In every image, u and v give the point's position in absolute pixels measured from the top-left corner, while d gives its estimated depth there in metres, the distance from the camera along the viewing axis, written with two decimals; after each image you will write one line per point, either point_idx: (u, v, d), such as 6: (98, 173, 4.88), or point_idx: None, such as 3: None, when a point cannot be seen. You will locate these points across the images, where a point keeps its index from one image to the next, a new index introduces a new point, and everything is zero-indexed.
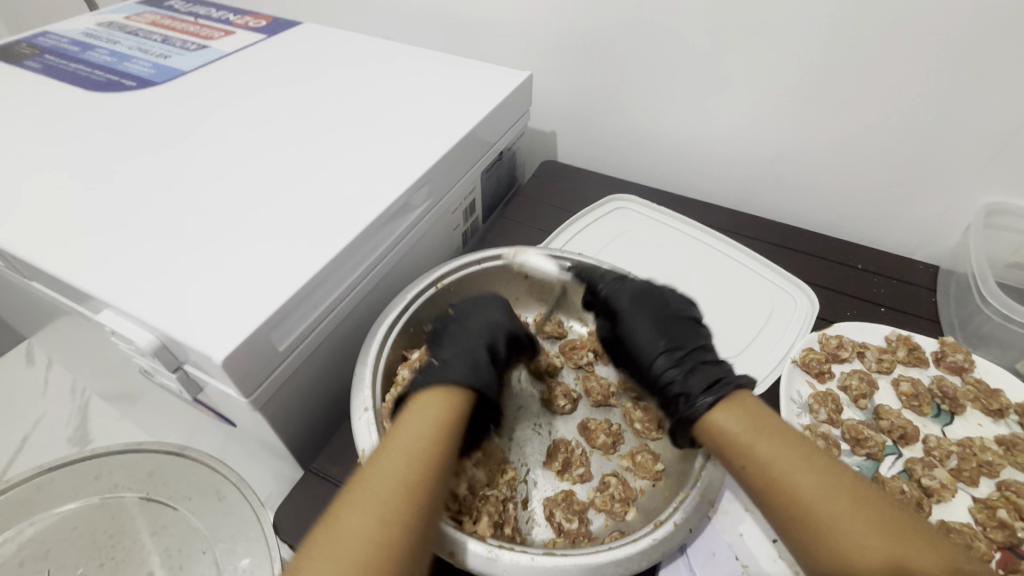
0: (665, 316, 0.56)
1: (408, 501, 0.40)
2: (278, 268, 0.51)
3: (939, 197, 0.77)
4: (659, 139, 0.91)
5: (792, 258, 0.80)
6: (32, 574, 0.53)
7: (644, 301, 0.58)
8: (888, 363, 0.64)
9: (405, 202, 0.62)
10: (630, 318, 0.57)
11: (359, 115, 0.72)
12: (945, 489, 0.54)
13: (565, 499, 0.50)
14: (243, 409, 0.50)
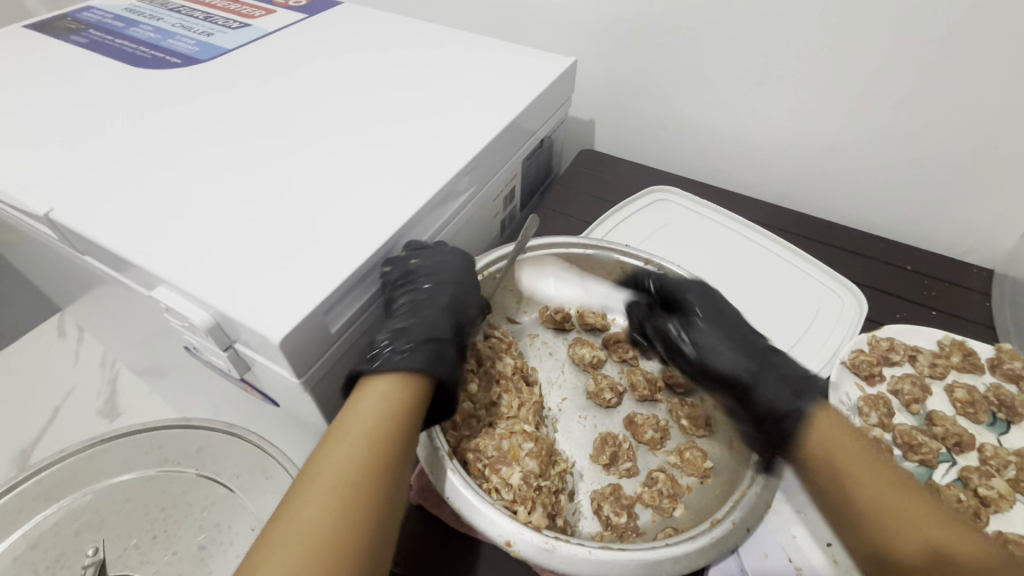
0: (733, 325, 0.56)
1: (360, 485, 0.41)
2: (329, 250, 0.51)
3: (998, 198, 0.74)
4: (702, 131, 0.89)
5: (838, 256, 0.78)
6: (87, 542, 0.54)
7: (722, 306, 0.57)
8: (942, 368, 0.62)
9: (452, 188, 0.61)
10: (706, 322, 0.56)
11: (404, 98, 0.71)
12: (1004, 500, 0.52)
13: (613, 493, 0.49)
14: (293, 389, 0.50)
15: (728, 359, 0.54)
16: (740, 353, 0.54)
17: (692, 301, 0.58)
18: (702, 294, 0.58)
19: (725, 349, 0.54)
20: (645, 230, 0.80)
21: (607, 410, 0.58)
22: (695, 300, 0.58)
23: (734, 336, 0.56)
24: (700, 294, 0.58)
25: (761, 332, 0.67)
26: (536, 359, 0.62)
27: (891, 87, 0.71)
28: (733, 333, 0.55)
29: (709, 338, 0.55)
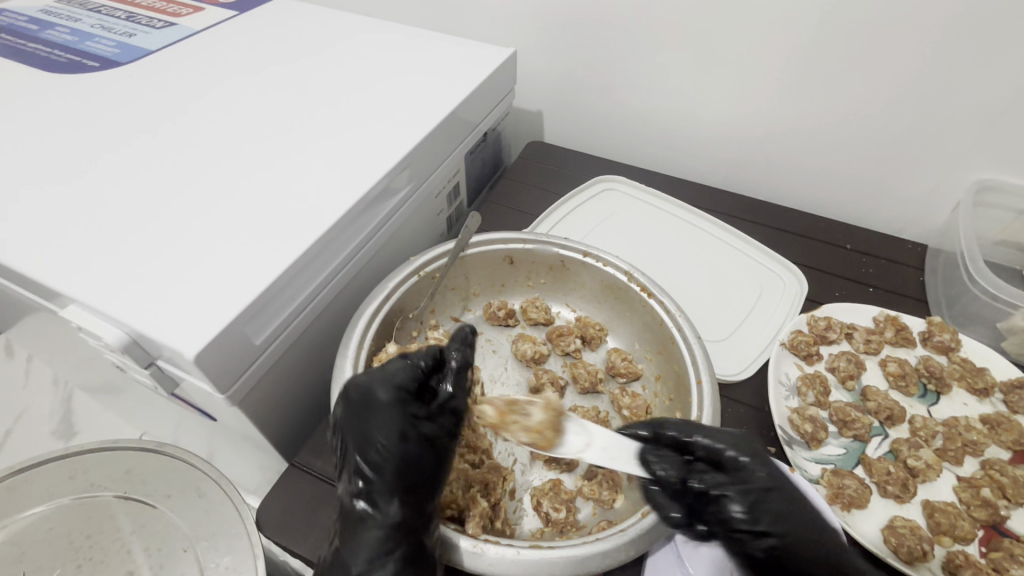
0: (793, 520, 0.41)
1: None
2: (248, 259, 0.49)
3: (927, 176, 0.76)
4: (647, 120, 0.89)
5: (779, 238, 0.79)
6: None
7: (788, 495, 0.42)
8: (876, 344, 0.64)
9: (385, 187, 0.60)
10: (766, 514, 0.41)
11: (335, 95, 0.68)
12: (930, 469, 0.54)
13: (553, 489, 0.49)
14: (220, 404, 0.49)
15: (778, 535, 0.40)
16: (784, 518, 0.41)
17: (736, 457, 0.43)
18: (746, 447, 0.43)
19: (763, 522, 0.41)
20: (591, 221, 0.79)
21: None
22: (740, 452, 0.43)
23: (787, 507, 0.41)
24: (740, 441, 0.44)
25: (703, 317, 0.68)
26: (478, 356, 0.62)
27: (823, 69, 0.72)
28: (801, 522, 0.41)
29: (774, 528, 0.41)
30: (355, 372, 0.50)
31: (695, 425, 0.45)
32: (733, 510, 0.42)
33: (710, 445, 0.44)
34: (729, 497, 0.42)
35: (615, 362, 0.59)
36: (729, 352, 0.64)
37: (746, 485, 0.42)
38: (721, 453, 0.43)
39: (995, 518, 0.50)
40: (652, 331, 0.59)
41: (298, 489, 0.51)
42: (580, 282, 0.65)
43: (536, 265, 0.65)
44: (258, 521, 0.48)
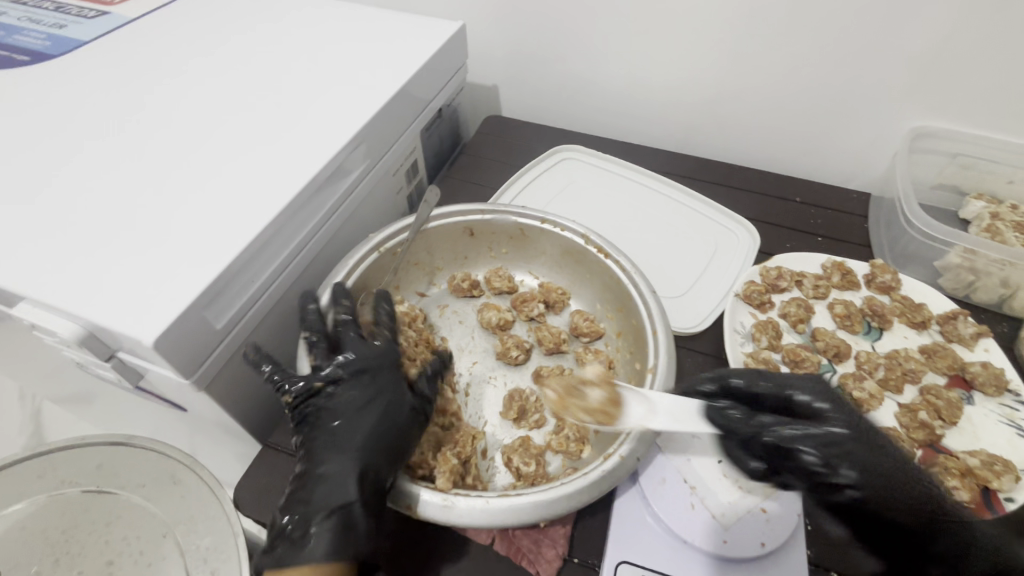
0: (889, 458, 0.40)
1: None
2: (202, 244, 0.48)
3: (867, 126, 0.79)
4: (600, 88, 0.90)
5: (734, 196, 0.82)
6: None
7: (866, 431, 0.41)
8: (824, 289, 0.67)
9: (337, 166, 0.60)
10: (862, 451, 0.39)
11: (282, 77, 0.67)
12: (873, 399, 0.57)
13: (522, 445, 0.51)
14: (187, 391, 0.49)
15: (871, 468, 0.39)
16: (902, 460, 0.40)
17: (806, 400, 0.43)
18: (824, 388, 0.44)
19: (894, 482, 0.39)
20: (551, 191, 0.80)
21: (517, 368, 0.59)
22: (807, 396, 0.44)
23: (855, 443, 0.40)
24: (820, 390, 0.44)
25: (662, 276, 0.70)
26: (444, 328, 0.62)
27: (763, 28, 0.74)
28: (895, 463, 0.40)
29: (884, 466, 0.39)
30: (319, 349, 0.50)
31: (784, 379, 0.45)
32: (803, 450, 0.40)
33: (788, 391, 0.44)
34: (796, 446, 0.40)
35: (578, 323, 0.61)
36: (687, 307, 0.67)
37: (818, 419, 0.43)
38: (791, 399, 0.44)
39: (931, 438, 0.55)
40: (612, 291, 0.61)
41: (275, 465, 0.52)
42: (540, 249, 0.66)
43: (496, 235, 0.66)
44: (237, 501, 0.49)
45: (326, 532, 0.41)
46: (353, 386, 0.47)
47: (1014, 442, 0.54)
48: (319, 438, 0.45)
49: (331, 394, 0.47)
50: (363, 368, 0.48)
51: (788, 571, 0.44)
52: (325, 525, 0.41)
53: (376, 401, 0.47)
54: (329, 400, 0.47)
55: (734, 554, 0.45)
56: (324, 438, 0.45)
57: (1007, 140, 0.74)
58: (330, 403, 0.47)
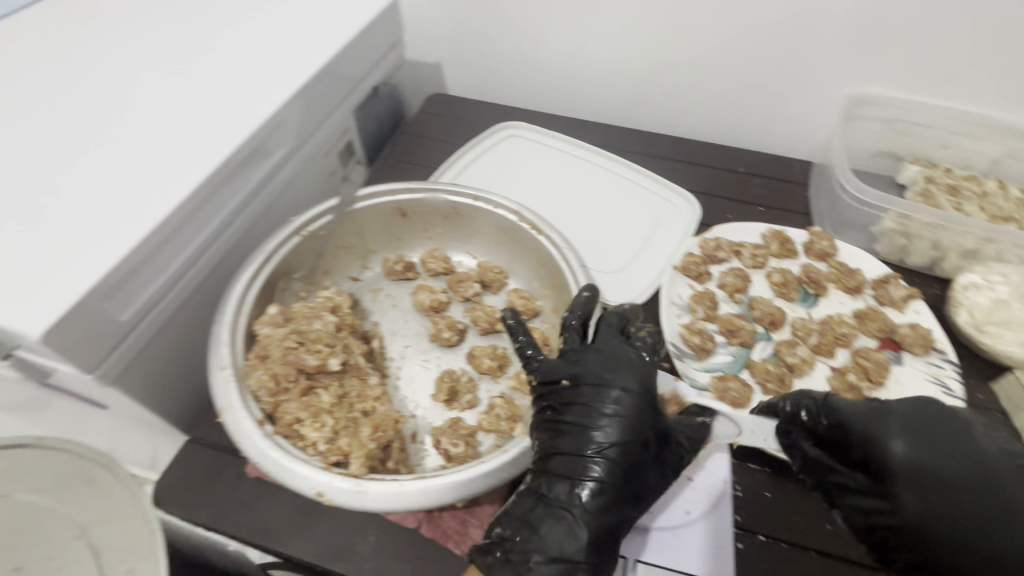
0: (923, 518, 0.39)
1: None
2: (98, 230, 0.45)
3: (809, 93, 0.79)
4: (544, 62, 0.88)
5: (678, 168, 0.81)
6: None
7: (928, 490, 0.39)
8: (762, 258, 0.67)
9: (255, 147, 0.56)
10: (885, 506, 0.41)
11: (196, 48, 0.63)
12: (805, 364, 0.58)
13: (451, 426, 0.50)
14: (92, 386, 0.46)
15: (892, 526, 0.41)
16: (951, 522, 0.38)
17: (895, 452, 0.41)
18: (930, 416, 0.42)
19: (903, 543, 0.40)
20: (493, 169, 0.79)
21: (450, 349, 0.58)
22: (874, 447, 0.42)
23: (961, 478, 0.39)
24: (912, 444, 0.41)
25: (603, 251, 0.69)
26: (376, 312, 0.61)
27: None
28: (903, 525, 0.40)
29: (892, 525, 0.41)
30: (233, 337, 0.48)
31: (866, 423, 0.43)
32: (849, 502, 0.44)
33: (876, 439, 0.42)
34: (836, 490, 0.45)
35: (514, 302, 0.60)
36: (626, 281, 0.66)
37: (899, 467, 0.41)
38: (880, 449, 0.42)
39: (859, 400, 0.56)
40: (547, 268, 0.60)
41: (197, 459, 0.50)
42: (476, 228, 0.64)
43: (430, 214, 0.64)
44: (157, 498, 0.48)
45: (569, 547, 0.40)
46: (628, 388, 0.43)
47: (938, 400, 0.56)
48: (571, 456, 0.42)
49: (584, 407, 0.43)
50: (633, 385, 0.43)
51: (710, 532, 0.47)
52: (574, 528, 0.40)
53: (648, 402, 0.43)
54: (588, 407, 0.43)
55: (661, 523, 0.47)
56: (571, 463, 0.42)
57: (940, 104, 0.74)
58: (584, 414, 0.43)
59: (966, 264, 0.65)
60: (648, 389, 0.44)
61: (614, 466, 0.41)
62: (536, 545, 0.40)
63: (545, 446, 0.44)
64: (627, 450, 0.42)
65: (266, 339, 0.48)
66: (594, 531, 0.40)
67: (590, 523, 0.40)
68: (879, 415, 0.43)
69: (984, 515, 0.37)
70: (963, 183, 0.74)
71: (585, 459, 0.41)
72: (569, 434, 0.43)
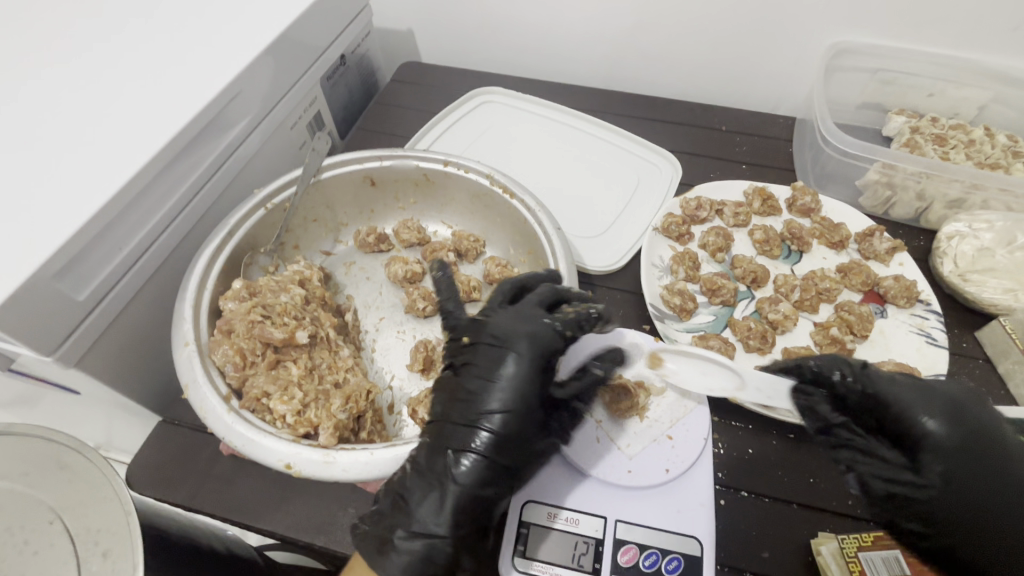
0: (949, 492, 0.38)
1: None
2: (43, 207, 0.43)
3: (792, 45, 0.76)
4: (518, 24, 0.85)
5: (659, 129, 0.79)
6: None
7: (960, 468, 0.38)
8: (744, 216, 0.65)
9: (213, 119, 0.54)
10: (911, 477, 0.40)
11: (143, 11, 0.59)
12: (788, 320, 0.57)
13: (427, 396, 0.49)
14: (53, 369, 0.45)
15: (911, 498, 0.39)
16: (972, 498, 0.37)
17: (931, 425, 0.39)
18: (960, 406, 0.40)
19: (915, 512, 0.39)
20: (468, 136, 0.76)
21: (426, 320, 0.56)
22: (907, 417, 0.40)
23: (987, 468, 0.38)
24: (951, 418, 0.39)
25: (582, 215, 0.68)
26: (351, 286, 0.59)
27: None
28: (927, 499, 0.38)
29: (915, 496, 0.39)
30: (197, 314, 0.46)
31: (911, 390, 0.41)
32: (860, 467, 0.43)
33: (910, 415, 0.40)
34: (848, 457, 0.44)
35: (491, 270, 0.59)
36: (606, 244, 0.65)
37: (934, 444, 0.39)
38: (912, 420, 0.40)
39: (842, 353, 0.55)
40: (523, 233, 0.59)
41: (172, 439, 0.50)
42: (449, 197, 0.63)
43: (402, 184, 0.62)
44: (130, 479, 0.47)
45: (434, 522, 0.40)
46: (525, 353, 0.43)
47: (921, 350, 0.55)
48: (459, 424, 0.42)
49: (480, 372, 0.43)
50: (527, 350, 0.43)
51: (693, 493, 0.44)
52: (445, 502, 0.40)
53: (542, 370, 0.43)
54: (480, 373, 0.43)
55: (640, 482, 0.44)
56: (456, 431, 0.42)
57: (926, 51, 0.72)
58: (478, 381, 0.43)
59: (950, 213, 0.64)
60: (546, 354, 0.44)
61: (495, 438, 0.41)
62: (402, 522, 0.41)
63: (440, 414, 0.44)
64: (514, 419, 0.42)
65: (231, 315, 0.47)
66: (463, 502, 0.41)
67: (461, 495, 0.40)
68: (910, 387, 0.41)
69: (991, 510, 0.36)
70: (950, 132, 0.73)
71: (471, 428, 0.42)
72: (461, 399, 0.43)
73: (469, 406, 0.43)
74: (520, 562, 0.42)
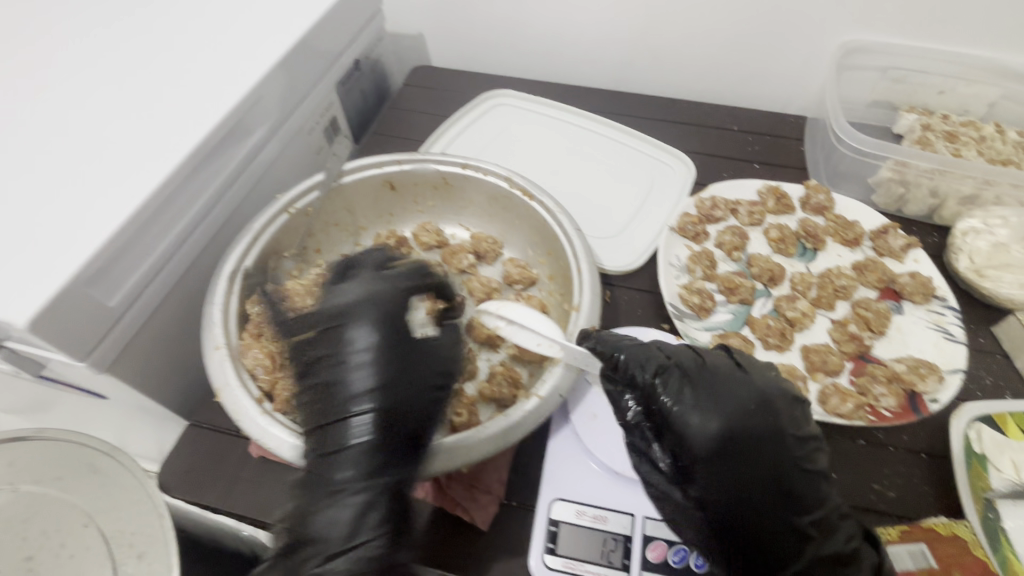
0: (713, 485, 0.38)
1: None
2: (76, 215, 0.44)
3: (802, 45, 0.76)
4: (529, 28, 0.85)
5: (671, 130, 0.80)
6: None
7: (710, 464, 0.38)
8: (759, 215, 0.66)
9: (234, 125, 0.54)
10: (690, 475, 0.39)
11: (163, 20, 0.60)
12: (805, 317, 0.58)
13: (453, 397, 0.49)
14: (86, 375, 0.46)
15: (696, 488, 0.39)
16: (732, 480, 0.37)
17: (692, 422, 0.38)
18: (754, 398, 0.39)
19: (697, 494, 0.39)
20: (481, 139, 0.77)
21: None
22: (682, 410, 0.39)
23: (724, 477, 0.37)
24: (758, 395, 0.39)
25: (597, 216, 0.68)
26: None
27: None
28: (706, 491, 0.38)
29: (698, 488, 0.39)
30: (227, 319, 0.47)
31: (679, 384, 0.40)
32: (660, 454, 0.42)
33: (677, 416, 0.39)
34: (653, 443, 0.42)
35: (510, 271, 0.59)
36: (622, 244, 0.65)
37: (694, 442, 0.38)
38: (688, 414, 0.39)
39: (861, 349, 0.55)
40: (541, 234, 0.59)
41: (203, 443, 0.50)
42: (466, 199, 0.63)
43: (421, 188, 0.63)
44: (162, 483, 0.48)
45: (346, 525, 0.37)
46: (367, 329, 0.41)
47: (939, 345, 0.55)
48: (331, 421, 0.39)
49: (334, 362, 0.40)
50: (376, 320, 0.42)
51: None
52: (360, 502, 0.37)
53: (395, 331, 0.42)
54: (336, 356, 0.41)
55: None
56: (336, 431, 0.39)
57: (936, 49, 0.73)
58: (334, 371, 0.40)
59: (964, 210, 0.65)
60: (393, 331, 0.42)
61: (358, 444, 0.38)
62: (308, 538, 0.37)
63: (311, 408, 0.40)
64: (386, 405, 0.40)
65: (260, 319, 0.47)
66: (376, 495, 0.38)
67: (377, 490, 0.38)
68: (704, 386, 0.39)
69: (788, 474, 0.37)
70: (961, 129, 0.73)
71: (343, 418, 0.39)
72: (325, 395, 0.40)
73: (322, 413, 0.40)
74: (549, 558, 0.42)
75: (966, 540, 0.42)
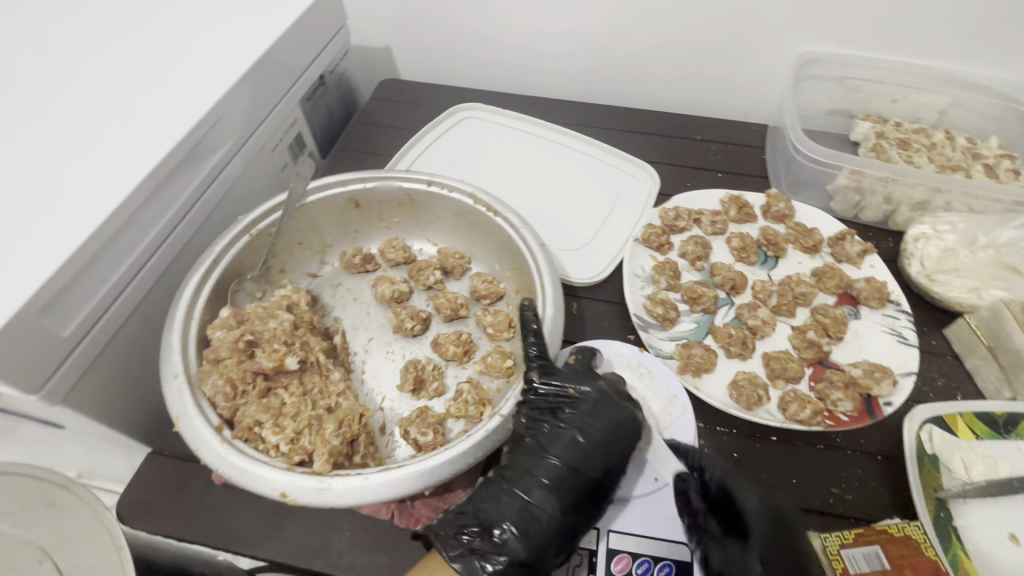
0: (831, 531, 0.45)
1: None
2: (25, 243, 0.43)
3: (760, 56, 0.78)
4: (494, 41, 0.86)
5: (636, 140, 0.81)
6: None
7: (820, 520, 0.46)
8: (721, 224, 0.67)
9: (195, 146, 0.54)
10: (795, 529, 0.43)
11: (120, 39, 0.59)
12: (766, 325, 0.59)
13: (419, 416, 0.49)
14: (38, 405, 0.45)
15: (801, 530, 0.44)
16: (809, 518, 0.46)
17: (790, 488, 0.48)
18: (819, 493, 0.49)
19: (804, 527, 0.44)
20: (449, 153, 0.77)
21: (415, 339, 0.57)
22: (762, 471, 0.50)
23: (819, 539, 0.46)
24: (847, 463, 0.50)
25: (564, 228, 0.69)
26: (338, 308, 0.60)
27: None
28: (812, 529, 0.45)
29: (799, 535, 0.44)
30: (185, 345, 0.46)
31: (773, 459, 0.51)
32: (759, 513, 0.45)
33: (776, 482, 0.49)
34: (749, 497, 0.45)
35: (477, 286, 0.60)
36: (589, 256, 0.66)
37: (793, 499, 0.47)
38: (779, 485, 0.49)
39: (820, 355, 0.57)
40: (507, 249, 0.60)
41: (163, 471, 0.49)
42: (433, 215, 0.64)
43: (386, 204, 0.63)
44: (121, 514, 0.47)
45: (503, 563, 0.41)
46: (607, 402, 0.47)
47: (893, 349, 0.57)
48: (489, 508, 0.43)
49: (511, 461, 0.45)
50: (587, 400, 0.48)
51: None
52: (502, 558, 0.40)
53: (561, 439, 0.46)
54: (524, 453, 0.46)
55: (632, 492, 0.47)
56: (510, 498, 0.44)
57: (886, 59, 0.75)
58: (560, 423, 0.46)
59: (916, 216, 0.67)
60: (629, 410, 0.47)
61: (566, 471, 0.44)
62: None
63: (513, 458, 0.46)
64: (591, 453, 0.45)
65: (219, 345, 0.47)
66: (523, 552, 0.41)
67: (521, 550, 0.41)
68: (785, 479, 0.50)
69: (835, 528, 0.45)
70: (913, 137, 0.76)
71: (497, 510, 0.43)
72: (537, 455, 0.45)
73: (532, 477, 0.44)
74: None
75: (919, 541, 0.43)
